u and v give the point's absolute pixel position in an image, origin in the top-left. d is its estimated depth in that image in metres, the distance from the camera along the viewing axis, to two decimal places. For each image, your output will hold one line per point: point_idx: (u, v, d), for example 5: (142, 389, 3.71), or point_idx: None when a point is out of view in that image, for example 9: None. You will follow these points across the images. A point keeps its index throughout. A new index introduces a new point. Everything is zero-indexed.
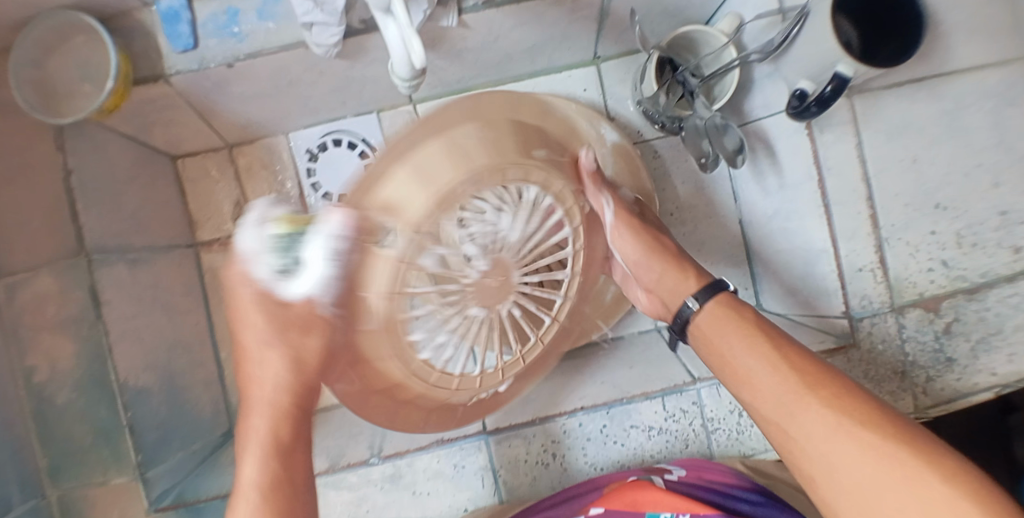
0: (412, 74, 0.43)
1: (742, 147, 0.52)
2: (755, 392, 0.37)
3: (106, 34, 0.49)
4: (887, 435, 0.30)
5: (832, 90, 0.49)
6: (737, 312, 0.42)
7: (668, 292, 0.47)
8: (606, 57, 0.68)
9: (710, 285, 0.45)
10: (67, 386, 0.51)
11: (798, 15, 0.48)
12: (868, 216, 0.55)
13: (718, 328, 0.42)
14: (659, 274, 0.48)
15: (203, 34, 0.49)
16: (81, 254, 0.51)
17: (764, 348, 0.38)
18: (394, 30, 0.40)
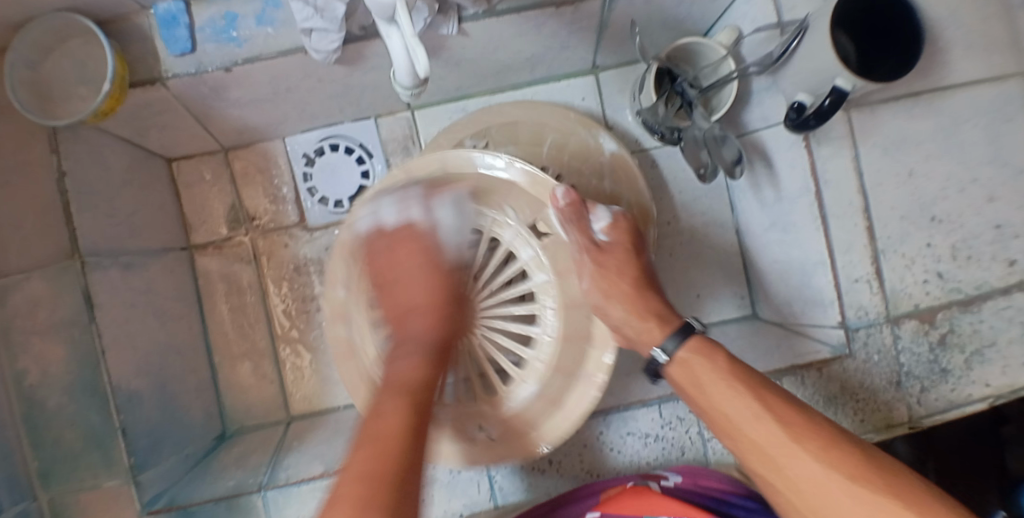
0: (413, 83, 0.42)
1: (741, 158, 0.51)
2: (743, 441, 0.39)
3: (105, 38, 0.49)
4: (871, 482, 0.34)
5: (831, 103, 0.49)
6: (708, 356, 0.43)
7: (633, 336, 0.48)
8: (605, 67, 0.68)
9: (684, 327, 0.46)
10: (59, 389, 0.50)
11: (798, 28, 0.50)
12: (867, 228, 0.54)
13: (698, 377, 0.42)
14: (627, 312, 0.48)
15: (203, 38, 0.49)
16: (74, 257, 0.51)
17: (747, 397, 0.39)
18: (398, 40, 0.40)
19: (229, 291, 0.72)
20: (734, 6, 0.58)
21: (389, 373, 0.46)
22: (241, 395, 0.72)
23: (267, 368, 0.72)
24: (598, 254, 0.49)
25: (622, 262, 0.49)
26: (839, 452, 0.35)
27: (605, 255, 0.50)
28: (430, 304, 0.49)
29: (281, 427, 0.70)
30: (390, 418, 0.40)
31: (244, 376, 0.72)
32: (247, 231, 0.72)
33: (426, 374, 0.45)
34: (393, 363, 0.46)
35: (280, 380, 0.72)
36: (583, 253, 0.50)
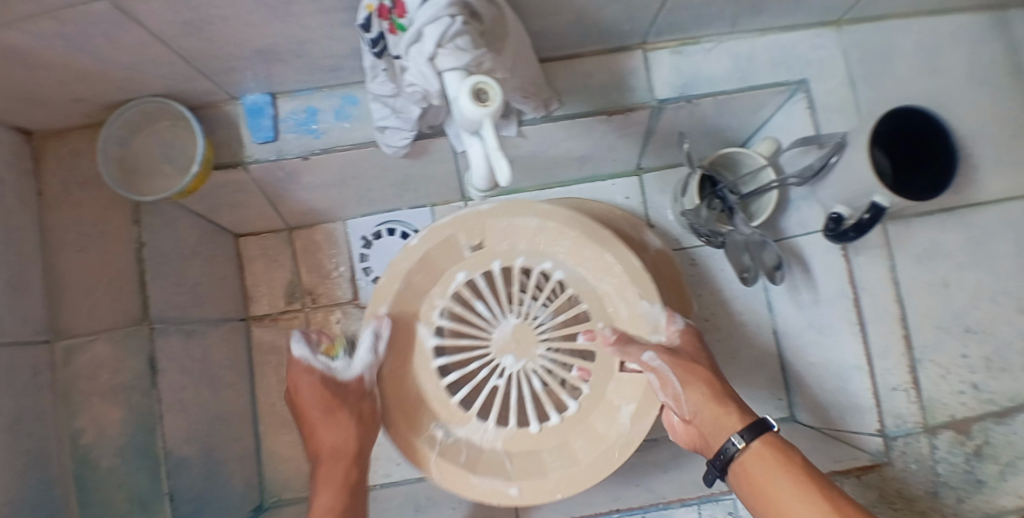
0: (488, 187, 0.42)
1: (782, 264, 0.52)
2: None
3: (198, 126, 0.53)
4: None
5: (870, 217, 0.51)
6: (784, 457, 0.40)
7: (709, 426, 0.45)
8: (647, 168, 0.71)
9: (754, 422, 0.43)
10: (111, 450, 0.52)
11: (835, 146, 0.53)
12: (902, 336, 0.56)
13: (771, 473, 0.40)
14: (702, 397, 0.46)
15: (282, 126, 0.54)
16: (143, 322, 0.55)
17: (813, 498, 0.37)
18: (478, 148, 0.39)
19: (277, 365, 0.75)
20: (771, 120, 0.63)
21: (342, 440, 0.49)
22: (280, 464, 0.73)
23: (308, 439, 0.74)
24: (690, 367, 0.47)
25: (693, 372, 0.47)
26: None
27: (675, 354, 0.49)
28: (346, 418, 0.49)
29: None
30: (335, 437, 0.49)
31: (285, 446, 0.73)
32: (303, 306, 0.75)
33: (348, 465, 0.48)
34: (320, 431, 0.49)
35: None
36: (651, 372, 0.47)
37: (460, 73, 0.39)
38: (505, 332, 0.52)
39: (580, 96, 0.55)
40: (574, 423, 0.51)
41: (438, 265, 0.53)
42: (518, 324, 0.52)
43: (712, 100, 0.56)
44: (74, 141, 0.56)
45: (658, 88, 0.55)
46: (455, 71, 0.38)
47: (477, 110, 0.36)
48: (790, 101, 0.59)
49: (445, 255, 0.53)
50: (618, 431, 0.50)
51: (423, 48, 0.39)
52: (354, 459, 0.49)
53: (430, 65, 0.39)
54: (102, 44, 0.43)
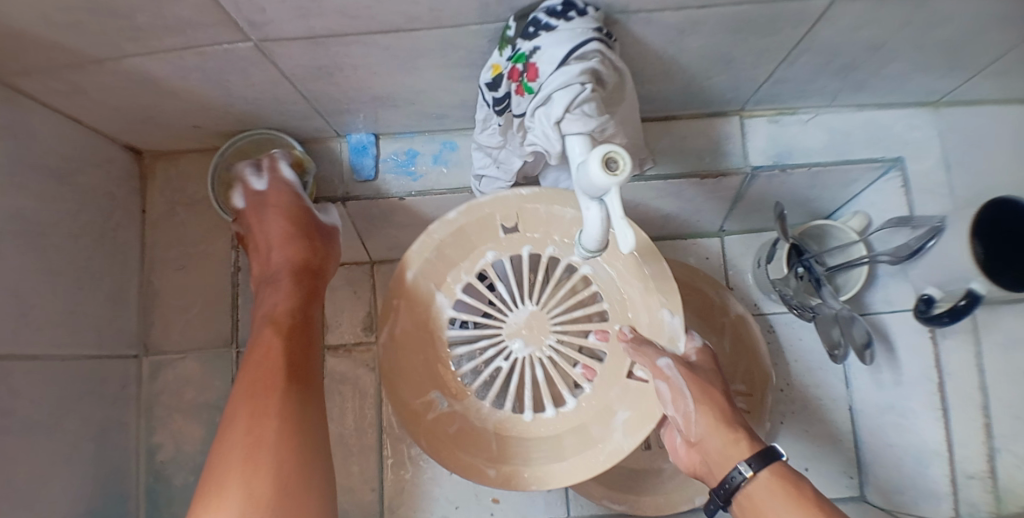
0: (597, 245, 0.43)
1: (872, 342, 0.50)
2: None
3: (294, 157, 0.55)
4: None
5: (966, 303, 0.51)
6: (792, 487, 0.39)
7: (716, 453, 0.43)
8: (731, 231, 0.69)
9: (765, 451, 0.41)
10: (188, 467, 0.55)
11: (933, 229, 0.53)
12: (984, 426, 0.54)
13: (776, 507, 0.38)
14: (710, 419, 0.44)
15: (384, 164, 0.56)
16: (230, 345, 0.56)
17: None
18: (596, 212, 0.39)
19: (349, 393, 0.68)
20: (860, 195, 0.63)
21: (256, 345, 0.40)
22: None
23: None
24: (706, 390, 0.45)
25: (703, 391, 0.45)
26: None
27: (692, 372, 0.46)
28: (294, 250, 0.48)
29: None
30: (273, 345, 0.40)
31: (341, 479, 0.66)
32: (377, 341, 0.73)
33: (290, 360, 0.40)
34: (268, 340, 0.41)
35: (381, 488, 0.66)
36: (664, 381, 0.44)
37: (583, 139, 0.40)
38: (521, 326, 0.49)
39: (676, 159, 0.57)
40: (569, 421, 0.48)
41: (473, 240, 0.49)
42: (534, 314, 0.49)
43: (806, 171, 0.56)
44: (182, 162, 0.57)
45: (753, 156, 0.57)
46: (580, 136, 0.40)
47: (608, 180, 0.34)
48: (883, 178, 0.60)
49: (480, 233, 0.49)
50: (608, 442, 0.47)
51: (551, 112, 0.39)
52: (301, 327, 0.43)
53: (556, 129, 0.40)
54: (233, 83, 0.45)
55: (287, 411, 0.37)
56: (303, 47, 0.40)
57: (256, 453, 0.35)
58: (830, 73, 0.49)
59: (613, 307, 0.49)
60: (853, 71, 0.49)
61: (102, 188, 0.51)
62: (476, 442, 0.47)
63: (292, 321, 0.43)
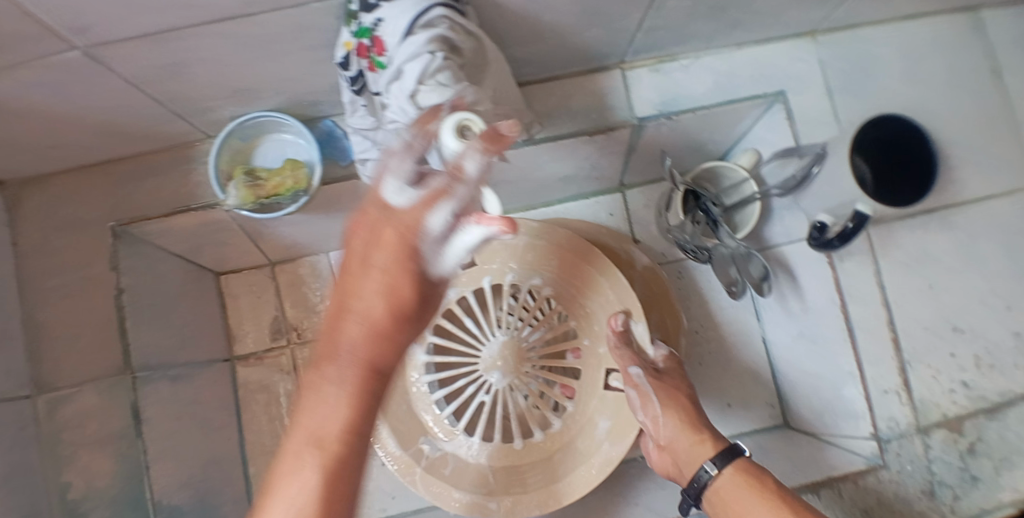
0: None
1: (768, 274, 0.55)
2: None
3: (231, 133, 0.52)
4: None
5: (854, 226, 0.52)
6: (757, 482, 0.41)
7: (683, 455, 0.46)
8: (631, 184, 0.69)
9: (729, 449, 0.44)
10: (102, 506, 0.49)
11: (815, 156, 0.54)
12: (892, 339, 0.57)
13: (743, 498, 0.41)
14: (676, 424, 0.46)
15: (312, 155, 0.52)
16: (126, 372, 0.52)
17: None
18: None
19: (268, 401, 0.71)
20: (751, 132, 0.62)
21: (308, 404, 0.31)
22: None
23: None
24: (671, 395, 0.47)
25: (671, 398, 0.47)
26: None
27: (659, 376, 0.48)
28: (388, 243, 0.30)
29: None
30: (332, 411, 0.31)
31: None
32: (291, 342, 0.72)
33: (355, 426, 0.32)
34: (319, 401, 0.31)
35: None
36: (633, 388, 0.47)
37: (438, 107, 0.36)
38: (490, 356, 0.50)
39: (563, 118, 0.55)
40: (558, 440, 0.49)
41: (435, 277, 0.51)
42: (508, 343, 0.50)
43: (692, 116, 0.56)
44: (61, 186, 0.55)
45: (639, 107, 0.56)
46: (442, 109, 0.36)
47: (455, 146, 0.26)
48: (769, 113, 0.59)
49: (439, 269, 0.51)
50: (596, 455, 0.48)
51: (405, 86, 0.37)
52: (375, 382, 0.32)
53: (410, 102, 0.37)
54: (77, 90, 0.42)
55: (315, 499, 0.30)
56: (143, 46, 0.38)
57: None
58: (704, 14, 0.49)
59: (581, 321, 0.51)
60: (726, 11, 0.49)
61: None
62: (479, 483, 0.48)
63: (357, 433, 0.32)
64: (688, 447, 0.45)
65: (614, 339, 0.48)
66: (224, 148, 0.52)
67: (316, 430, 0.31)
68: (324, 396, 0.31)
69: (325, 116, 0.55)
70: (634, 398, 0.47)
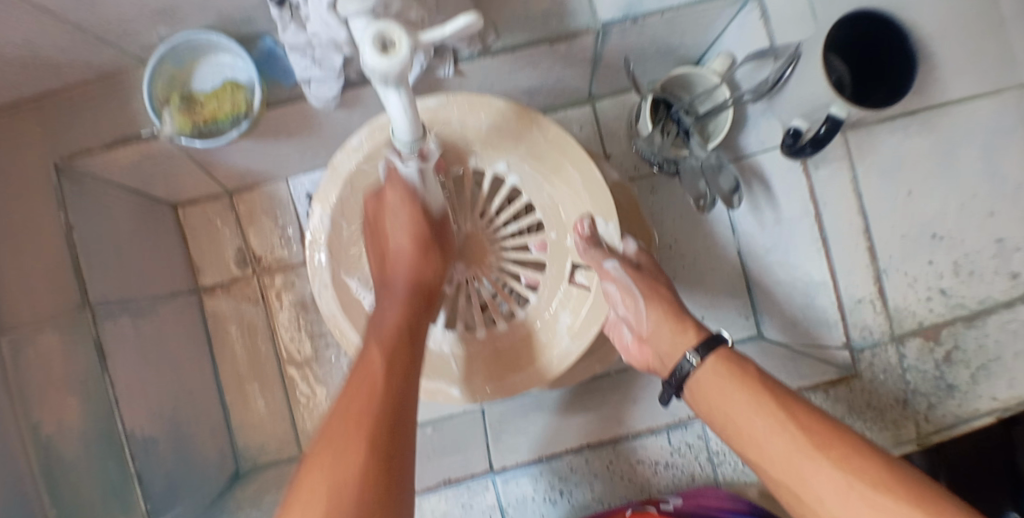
0: (414, 135, 0.37)
1: (738, 188, 0.53)
2: (775, 463, 0.36)
3: (163, 56, 0.48)
4: (877, 478, 0.31)
5: (826, 130, 0.49)
6: (737, 367, 0.40)
7: (664, 347, 0.46)
8: (601, 95, 0.68)
9: (710, 338, 0.43)
10: (66, 443, 0.48)
11: (790, 57, 0.50)
12: (867, 248, 0.55)
13: (721, 384, 0.40)
14: (659, 316, 0.47)
15: (251, 77, 0.49)
16: (85, 307, 0.50)
17: (769, 407, 0.37)
18: (395, 100, 0.32)
19: (240, 332, 0.71)
20: (725, 34, 0.60)
21: (375, 318, 0.42)
22: (253, 432, 0.70)
23: (278, 404, 0.71)
24: (652, 290, 0.48)
25: (648, 287, 0.48)
26: (861, 458, 0.32)
27: (639, 271, 0.49)
28: (405, 254, 0.45)
29: (294, 464, 0.68)
30: (390, 316, 0.42)
31: (255, 412, 0.70)
32: (256, 272, 0.71)
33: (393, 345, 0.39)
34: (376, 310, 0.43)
35: (292, 416, 0.71)
36: (611, 282, 0.48)
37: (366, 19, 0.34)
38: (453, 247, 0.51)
39: (521, 25, 0.51)
40: (518, 328, 0.52)
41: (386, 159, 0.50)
42: (473, 235, 0.54)
43: (660, 16, 0.52)
44: None
45: (601, 11, 0.51)
46: (361, 16, 0.34)
47: (383, 69, 0.28)
48: (744, 11, 0.56)
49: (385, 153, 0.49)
50: (556, 348, 0.51)
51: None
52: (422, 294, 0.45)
53: (333, 14, 0.37)
54: None
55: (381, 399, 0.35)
56: None
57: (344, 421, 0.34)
58: None
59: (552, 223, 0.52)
60: None
61: None
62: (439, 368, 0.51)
63: (401, 330, 0.41)
64: (668, 338, 0.45)
65: (581, 243, 0.49)
66: (159, 74, 0.48)
67: (375, 347, 0.39)
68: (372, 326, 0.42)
69: (265, 33, 0.50)
70: (610, 288, 0.48)
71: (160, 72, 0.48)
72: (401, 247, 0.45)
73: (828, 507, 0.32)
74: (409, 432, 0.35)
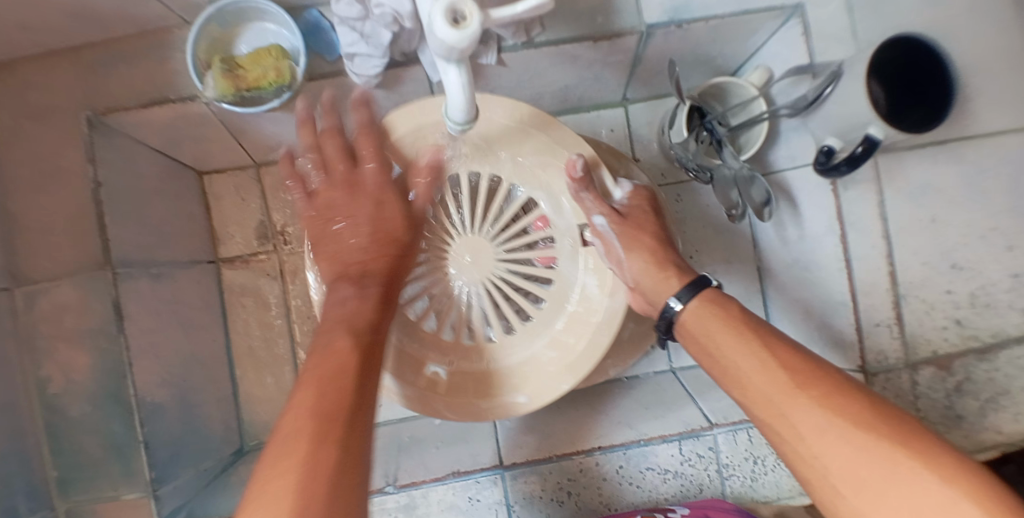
0: (467, 116, 0.38)
1: (770, 200, 0.53)
2: (753, 399, 0.35)
3: (210, 18, 0.48)
4: (852, 415, 0.30)
5: (863, 150, 0.51)
6: (721, 308, 0.41)
7: (651, 293, 0.45)
8: (635, 99, 0.69)
9: (696, 281, 0.43)
10: (82, 398, 0.51)
11: (831, 76, 0.51)
12: (889, 273, 0.56)
13: (710, 328, 0.40)
14: (642, 264, 0.45)
15: (296, 47, 0.49)
16: (106, 267, 0.50)
17: (754, 347, 0.37)
18: (455, 77, 0.33)
19: (255, 304, 0.70)
20: (765, 47, 0.61)
21: (342, 302, 0.39)
22: (261, 408, 0.69)
23: (288, 382, 0.70)
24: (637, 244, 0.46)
25: (637, 236, 0.46)
26: (839, 397, 0.31)
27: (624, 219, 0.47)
28: (365, 208, 0.42)
29: None
30: (353, 308, 0.38)
31: (263, 388, 0.70)
32: (277, 247, 0.70)
33: (360, 338, 0.37)
34: (334, 301, 0.40)
35: None
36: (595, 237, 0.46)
37: None
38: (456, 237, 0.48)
39: (566, 20, 0.51)
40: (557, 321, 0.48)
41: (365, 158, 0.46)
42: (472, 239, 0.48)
43: (704, 24, 0.52)
44: (30, 74, 0.51)
45: (647, 12, 0.51)
46: None
47: (458, 39, 0.28)
48: (785, 27, 0.57)
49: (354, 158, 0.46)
50: (596, 315, 0.47)
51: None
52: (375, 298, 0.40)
53: None
54: None
55: (342, 382, 0.33)
56: None
57: (299, 390, 0.33)
58: None
59: (550, 207, 0.48)
60: None
61: None
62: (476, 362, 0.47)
63: (364, 345, 0.36)
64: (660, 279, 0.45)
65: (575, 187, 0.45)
66: (204, 35, 0.48)
67: (335, 352, 0.35)
68: (322, 334, 0.37)
69: (311, 7, 0.50)
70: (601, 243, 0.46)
71: (197, 32, 0.47)
72: (347, 223, 0.42)
73: (801, 443, 0.31)
74: (362, 413, 0.32)
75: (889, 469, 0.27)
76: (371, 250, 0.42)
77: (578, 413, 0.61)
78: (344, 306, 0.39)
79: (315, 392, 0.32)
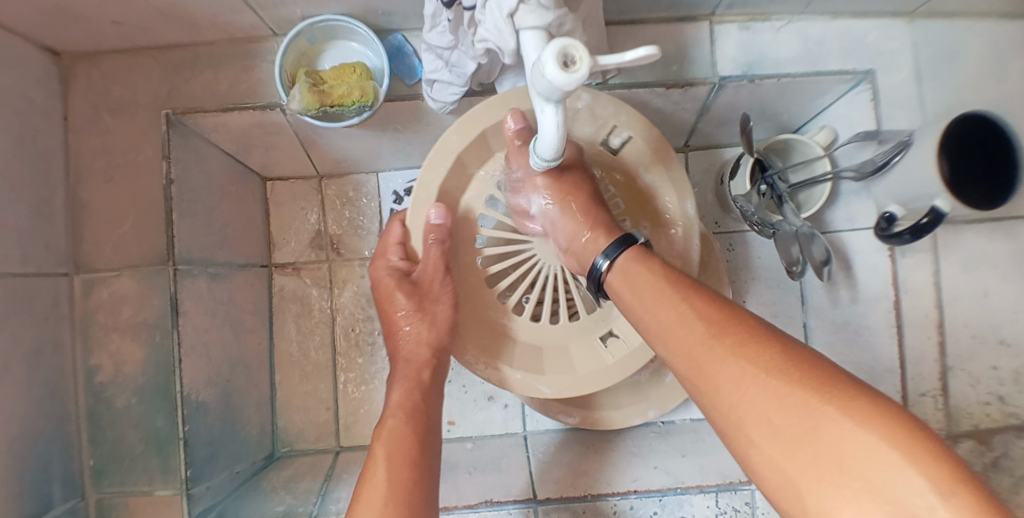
0: (554, 153, 0.38)
1: (830, 259, 0.51)
2: (674, 354, 0.35)
3: (299, 33, 0.49)
4: (770, 366, 0.30)
5: (928, 221, 0.50)
6: (645, 265, 0.41)
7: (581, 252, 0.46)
8: (695, 146, 0.70)
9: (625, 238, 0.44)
10: (129, 389, 0.51)
11: (899, 144, 0.52)
12: (938, 342, 0.57)
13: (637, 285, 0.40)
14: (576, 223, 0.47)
15: (380, 67, 0.50)
16: (168, 262, 0.50)
17: (674, 303, 0.37)
18: (551, 115, 0.33)
19: (300, 311, 0.71)
20: (829, 110, 0.62)
21: (397, 393, 0.47)
22: (296, 415, 0.69)
23: (325, 392, 0.70)
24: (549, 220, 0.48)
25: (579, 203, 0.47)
26: (755, 347, 0.31)
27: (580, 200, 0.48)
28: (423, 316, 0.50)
29: (330, 455, 0.67)
30: (398, 397, 0.46)
31: (300, 396, 0.70)
32: (329, 258, 0.71)
33: (414, 416, 0.44)
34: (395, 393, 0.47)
35: (335, 407, 0.70)
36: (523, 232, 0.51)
37: (540, 34, 0.34)
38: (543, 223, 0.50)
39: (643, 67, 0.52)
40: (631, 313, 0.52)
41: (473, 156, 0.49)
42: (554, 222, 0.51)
43: (775, 81, 0.53)
44: (115, 69, 0.52)
45: (721, 65, 0.52)
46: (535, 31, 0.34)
47: (561, 84, 0.27)
48: (853, 91, 0.58)
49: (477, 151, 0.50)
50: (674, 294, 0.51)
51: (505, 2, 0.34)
52: (434, 364, 0.50)
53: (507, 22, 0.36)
54: None
55: (410, 455, 0.41)
56: None
57: (367, 484, 0.38)
58: None
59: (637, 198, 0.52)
60: None
61: (15, 91, 0.46)
62: (497, 377, 0.50)
63: (411, 405, 0.45)
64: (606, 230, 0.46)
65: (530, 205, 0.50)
66: (292, 49, 0.49)
67: (393, 437, 0.42)
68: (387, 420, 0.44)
69: (396, 31, 0.52)
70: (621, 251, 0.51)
71: (284, 45, 0.48)
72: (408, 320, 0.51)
73: (723, 397, 0.31)
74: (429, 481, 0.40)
75: (803, 413, 0.27)
76: (416, 348, 0.50)
77: (612, 455, 0.60)
78: (403, 393, 0.47)
79: (382, 479, 0.38)
